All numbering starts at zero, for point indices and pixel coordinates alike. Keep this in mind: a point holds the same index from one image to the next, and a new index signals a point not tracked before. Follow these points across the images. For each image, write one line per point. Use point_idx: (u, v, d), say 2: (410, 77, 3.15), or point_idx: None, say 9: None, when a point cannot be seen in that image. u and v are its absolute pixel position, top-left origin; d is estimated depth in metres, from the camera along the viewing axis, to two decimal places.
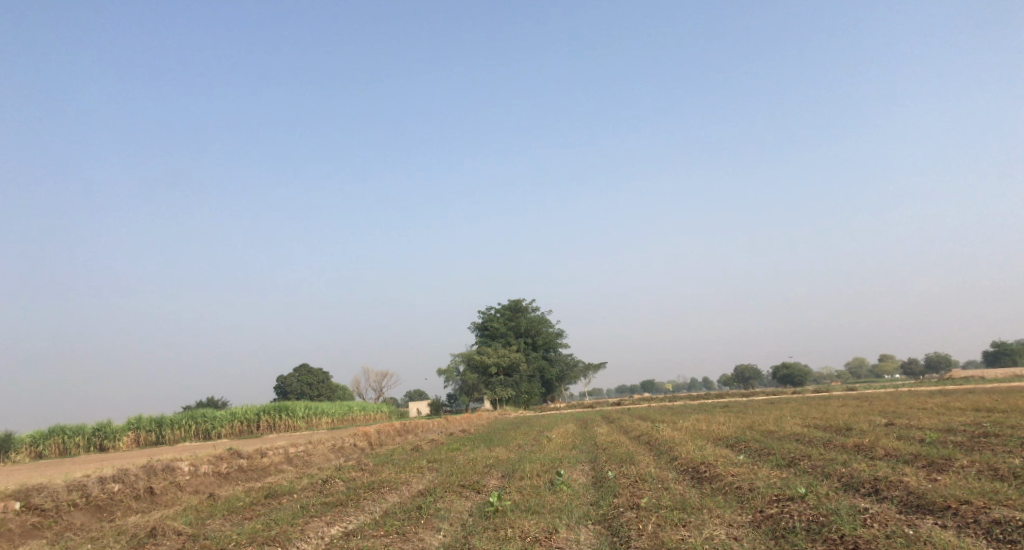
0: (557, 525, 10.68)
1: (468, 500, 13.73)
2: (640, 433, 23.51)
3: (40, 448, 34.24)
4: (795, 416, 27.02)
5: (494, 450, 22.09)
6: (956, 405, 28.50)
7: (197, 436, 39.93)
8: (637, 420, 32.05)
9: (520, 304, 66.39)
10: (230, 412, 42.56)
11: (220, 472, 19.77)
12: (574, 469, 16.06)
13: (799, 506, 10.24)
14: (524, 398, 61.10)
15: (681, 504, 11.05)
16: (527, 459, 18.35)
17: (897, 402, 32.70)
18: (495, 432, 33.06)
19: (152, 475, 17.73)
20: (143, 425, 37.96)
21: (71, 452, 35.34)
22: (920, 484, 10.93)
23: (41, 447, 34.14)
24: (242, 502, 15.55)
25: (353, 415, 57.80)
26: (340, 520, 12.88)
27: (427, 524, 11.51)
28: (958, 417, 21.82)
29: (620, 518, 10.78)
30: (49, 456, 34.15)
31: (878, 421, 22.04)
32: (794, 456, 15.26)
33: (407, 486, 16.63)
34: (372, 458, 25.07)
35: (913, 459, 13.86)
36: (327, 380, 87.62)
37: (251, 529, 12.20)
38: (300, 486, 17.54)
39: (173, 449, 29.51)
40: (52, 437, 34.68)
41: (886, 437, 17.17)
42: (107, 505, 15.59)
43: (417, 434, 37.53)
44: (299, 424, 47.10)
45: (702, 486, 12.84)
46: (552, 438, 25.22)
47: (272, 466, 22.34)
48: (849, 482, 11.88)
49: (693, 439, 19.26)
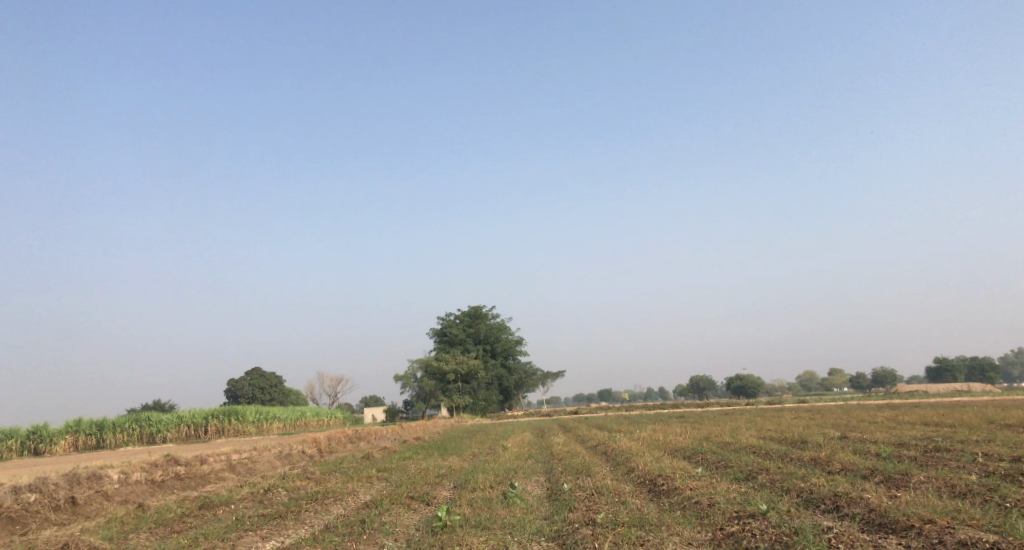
0: (508, 543, 10.04)
1: (416, 514, 13.03)
2: (597, 443, 23.05)
3: None
4: (750, 428, 26.91)
5: (447, 459, 21.40)
6: (906, 418, 28.72)
7: (140, 441, 38.37)
8: (593, 429, 31.65)
9: (480, 311, 65.77)
10: (177, 415, 41.04)
11: (153, 480, 18.70)
12: (528, 480, 15.51)
13: (761, 524, 9.79)
14: (481, 406, 60.37)
15: (639, 521, 10.51)
16: (480, 469, 17.73)
17: (849, 414, 32.96)
18: (449, 441, 32.29)
19: (75, 484, 16.61)
20: (83, 428, 36.33)
21: (3, 455, 33.63)
22: (881, 501, 10.60)
23: None
24: (173, 514, 14.62)
25: (306, 420, 56.48)
26: (277, 534, 12.12)
27: (370, 540, 10.76)
28: (909, 431, 21.82)
29: (575, 534, 10.20)
30: None
31: (833, 434, 21.93)
32: (751, 469, 14.95)
33: (353, 497, 15.90)
34: (320, 466, 24.11)
35: (870, 474, 13.59)
36: (280, 384, 85.62)
37: (175, 545, 11.29)
38: (239, 495, 16.66)
39: (110, 455, 28.09)
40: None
41: (841, 450, 16.97)
42: (21, 517, 14.49)
43: (370, 441, 36.56)
44: (250, 429, 45.58)
45: (660, 500, 12.40)
46: (507, 447, 24.62)
47: (213, 474, 21.29)
48: (809, 498, 11.52)
49: (649, 451, 18.84)
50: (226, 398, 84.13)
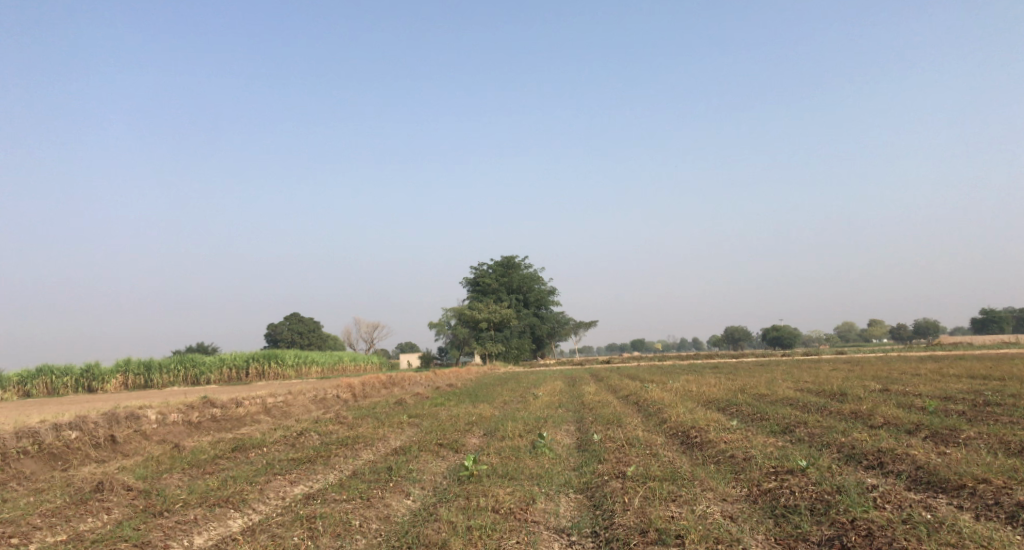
0: (535, 495, 9.80)
1: (444, 462, 12.89)
2: (629, 393, 22.70)
3: (27, 388, 33.99)
4: (787, 379, 26.30)
5: (477, 407, 21.27)
6: (951, 371, 27.78)
7: (186, 382, 39.23)
8: (626, 379, 31.33)
9: (513, 260, 65.45)
10: (219, 358, 41.77)
11: (191, 422, 18.94)
12: (558, 430, 15.28)
13: (800, 481, 9.37)
14: (514, 353, 60.48)
15: (671, 475, 10.16)
16: (511, 417, 17.57)
17: (889, 367, 32.10)
18: (481, 388, 32.39)
19: (114, 423, 16.84)
20: (132, 368, 37.33)
21: (59, 392, 34.96)
22: (929, 458, 10.08)
23: (29, 387, 33.91)
24: (207, 455, 14.72)
25: (343, 365, 57.32)
26: (306, 478, 12.08)
27: (396, 487, 10.59)
28: (953, 384, 21.06)
29: (605, 488, 9.89)
30: (36, 395, 33.94)
31: (874, 387, 21.27)
32: (789, 422, 14.48)
33: (384, 443, 15.91)
34: (352, 411, 24.25)
35: (915, 429, 13.04)
36: (318, 329, 87.02)
37: (205, 488, 11.26)
38: (273, 438, 16.78)
39: (153, 395, 28.69)
40: (39, 376, 34.31)
41: (883, 404, 16.36)
42: (62, 453, 14.75)
43: (404, 387, 36.87)
44: (290, 372, 46.28)
45: (693, 453, 12.07)
46: (538, 395, 24.42)
47: (249, 417, 21.55)
48: (851, 453, 11.07)
49: (683, 402, 18.45)
50: (267, 342, 85.84)
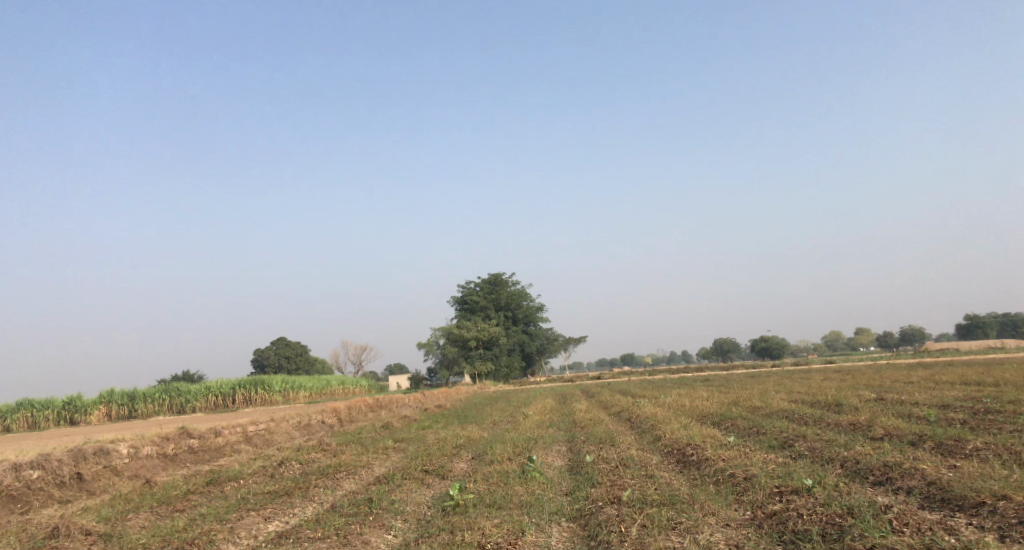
0: (525, 526, 9.13)
1: (429, 490, 12.21)
2: (620, 409, 22.03)
3: (9, 422, 33.01)
4: (780, 391, 25.73)
5: (466, 429, 20.57)
6: (943, 377, 27.37)
7: (171, 411, 38.18)
8: (617, 395, 30.60)
9: (500, 277, 64.81)
10: (205, 385, 40.69)
11: (166, 454, 18.09)
12: (548, 451, 14.61)
13: (808, 501, 8.77)
14: (504, 372, 59.74)
15: (669, 498, 9.52)
16: (500, 439, 16.88)
17: (881, 375, 31.66)
18: (470, 408, 31.64)
19: (81, 460, 15.97)
20: (115, 399, 36.32)
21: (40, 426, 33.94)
22: (940, 472, 9.52)
23: (10, 421, 32.94)
24: (179, 491, 13.94)
25: (331, 389, 56.20)
26: (282, 514, 11.35)
27: (375, 522, 9.90)
28: (950, 391, 20.54)
29: (599, 515, 9.27)
30: (17, 429, 32.94)
31: (868, 396, 20.75)
32: (788, 436, 13.89)
33: (367, 470, 15.21)
34: (337, 437, 23.46)
35: (919, 440, 12.48)
36: (305, 353, 85.80)
37: (170, 529, 10.52)
38: (250, 469, 16.01)
39: (133, 427, 27.74)
40: (20, 410, 33.31)
41: (880, 413, 15.83)
42: (23, 495, 13.97)
43: (391, 409, 35.99)
44: (277, 398, 45.22)
45: (690, 473, 11.45)
46: (527, 415, 23.72)
47: (228, 446, 20.70)
48: (857, 468, 10.47)
49: (676, 417, 17.84)
50: (253, 368, 84.51)
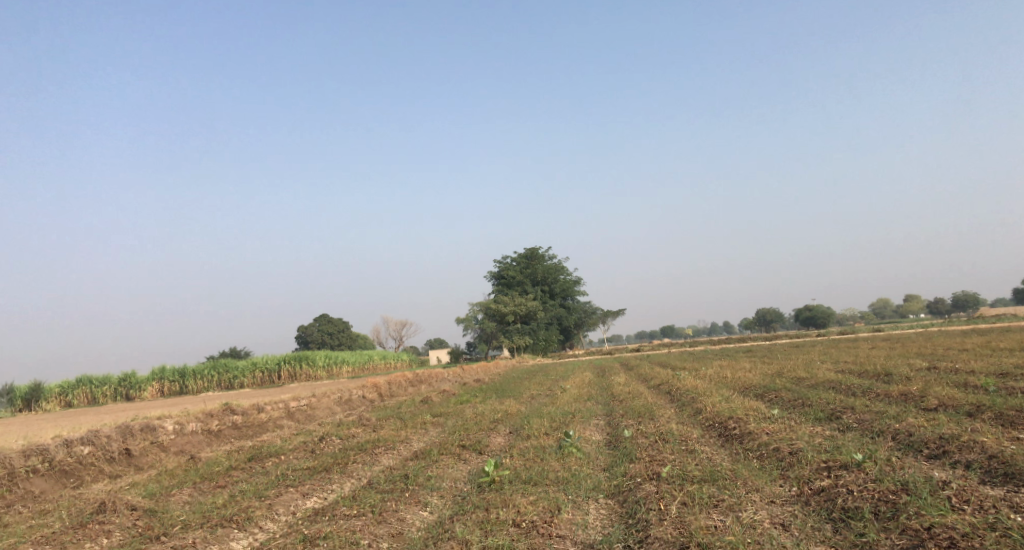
0: (561, 503, 8.93)
1: (465, 466, 12.09)
2: (660, 383, 21.68)
3: (68, 398, 34.11)
4: (826, 361, 25.07)
5: (504, 403, 20.46)
6: (999, 344, 26.33)
7: (220, 387, 38.95)
8: (656, 367, 30.22)
9: (536, 251, 64.44)
10: (251, 361, 41.39)
11: (211, 430, 18.35)
12: (586, 426, 14.37)
13: (858, 477, 8.39)
14: (542, 345, 59.60)
15: (710, 474, 9.21)
16: (537, 413, 16.71)
17: (933, 343, 30.69)
18: (509, 382, 31.57)
19: (130, 435, 16.29)
20: (167, 375, 37.17)
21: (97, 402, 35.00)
22: (1001, 445, 9.04)
23: (69, 397, 34.04)
24: (222, 466, 14.10)
25: (373, 364, 56.78)
26: (319, 490, 11.36)
27: (410, 499, 9.79)
28: (1006, 359, 19.72)
29: (638, 492, 9.01)
30: (77, 405, 34.06)
31: (919, 365, 20.05)
32: (835, 408, 13.41)
33: (405, 446, 15.20)
34: (378, 412, 23.65)
35: (976, 411, 11.92)
36: (347, 329, 86.87)
37: (210, 505, 10.60)
38: (291, 445, 16.13)
39: (183, 402, 28.33)
40: (79, 387, 34.34)
41: (934, 383, 15.23)
42: (75, 470, 14.31)
43: (430, 384, 36.14)
44: (321, 373, 45.85)
45: (733, 447, 11.11)
46: (566, 389, 23.53)
47: (272, 422, 20.94)
48: (909, 441, 10.02)
49: (718, 390, 17.41)
50: (298, 345, 85.92)
